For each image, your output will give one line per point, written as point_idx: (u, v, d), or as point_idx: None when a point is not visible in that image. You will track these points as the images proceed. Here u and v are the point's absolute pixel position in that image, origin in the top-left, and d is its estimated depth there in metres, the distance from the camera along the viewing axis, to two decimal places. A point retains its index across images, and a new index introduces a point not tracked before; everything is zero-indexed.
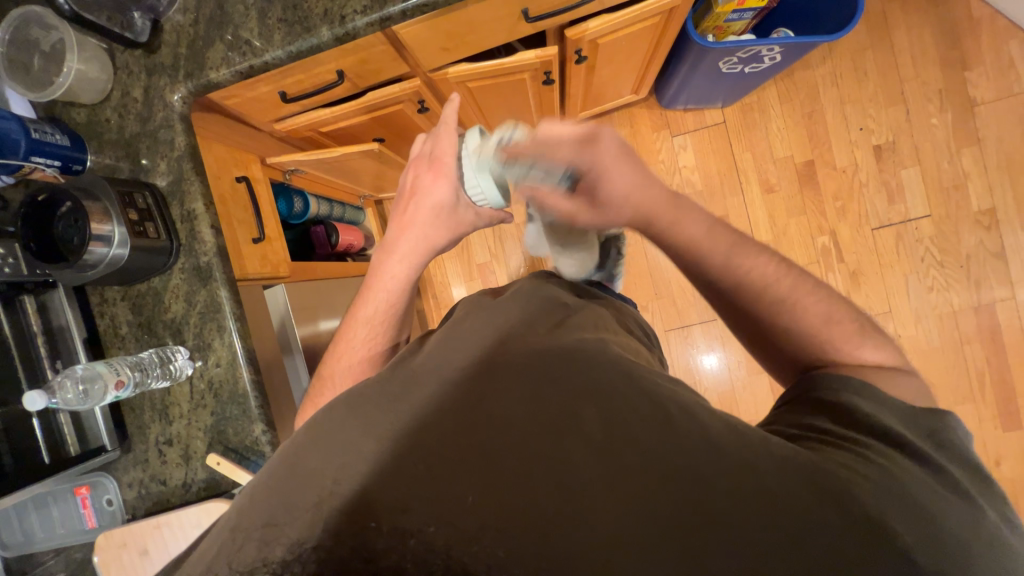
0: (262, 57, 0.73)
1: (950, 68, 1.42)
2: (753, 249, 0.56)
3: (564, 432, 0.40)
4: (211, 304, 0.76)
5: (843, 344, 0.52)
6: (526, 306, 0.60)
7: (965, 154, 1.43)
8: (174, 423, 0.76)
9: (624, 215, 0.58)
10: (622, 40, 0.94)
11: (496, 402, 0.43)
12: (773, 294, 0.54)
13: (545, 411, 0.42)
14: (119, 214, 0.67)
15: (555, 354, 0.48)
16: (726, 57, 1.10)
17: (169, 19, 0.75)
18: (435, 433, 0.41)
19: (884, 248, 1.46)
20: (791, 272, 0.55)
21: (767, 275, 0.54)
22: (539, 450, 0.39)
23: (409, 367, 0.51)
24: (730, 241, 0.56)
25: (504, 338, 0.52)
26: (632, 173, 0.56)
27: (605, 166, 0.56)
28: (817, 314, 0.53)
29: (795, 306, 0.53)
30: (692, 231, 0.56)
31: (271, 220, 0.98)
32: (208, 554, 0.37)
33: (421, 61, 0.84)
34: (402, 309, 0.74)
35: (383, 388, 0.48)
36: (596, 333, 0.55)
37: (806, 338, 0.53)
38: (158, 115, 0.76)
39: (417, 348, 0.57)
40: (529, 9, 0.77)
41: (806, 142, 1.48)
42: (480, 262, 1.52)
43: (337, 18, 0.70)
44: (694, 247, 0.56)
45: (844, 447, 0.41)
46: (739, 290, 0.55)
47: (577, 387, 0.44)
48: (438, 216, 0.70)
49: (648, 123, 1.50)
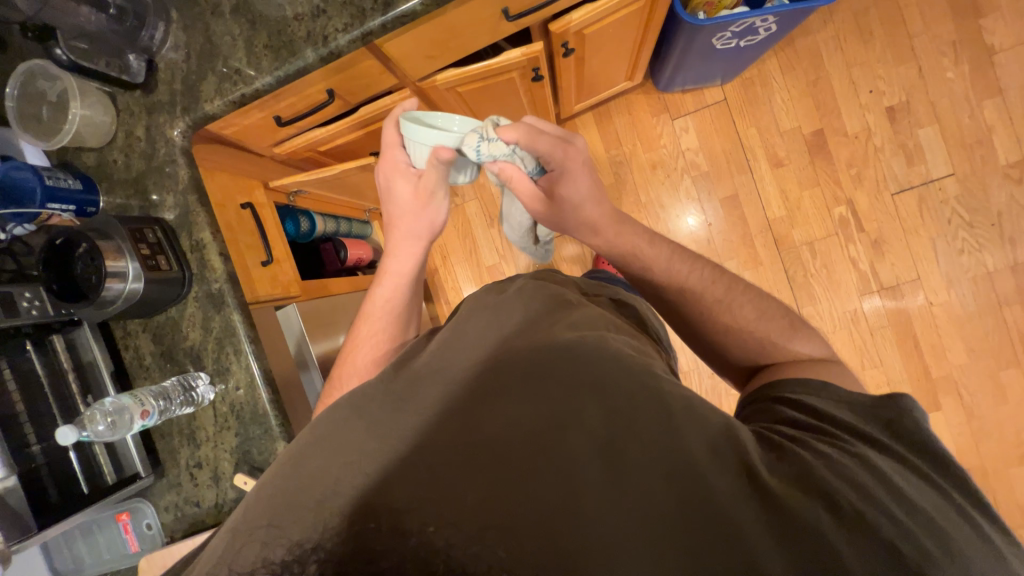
0: (253, 85, 0.74)
1: (962, 18, 1.35)
2: (688, 258, 0.68)
3: (567, 427, 0.40)
4: (226, 328, 0.78)
5: (778, 335, 0.59)
6: (522, 301, 0.60)
7: (987, 106, 1.36)
8: (202, 446, 0.79)
9: (568, 212, 0.71)
10: (607, 29, 0.93)
11: (499, 402, 0.43)
12: (709, 298, 0.64)
13: (547, 407, 0.42)
14: (131, 250, 0.70)
15: (554, 346, 0.48)
16: (719, 33, 1.07)
17: (163, 57, 0.77)
18: (438, 436, 0.41)
19: (908, 213, 1.40)
20: (720, 278, 0.65)
21: (705, 278, 0.66)
22: (541, 445, 0.39)
23: (408, 369, 0.51)
24: (661, 257, 0.68)
25: (505, 338, 0.52)
26: (589, 181, 0.69)
27: (567, 173, 0.68)
28: (751, 311, 0.62)
29: (729, 309, 0.62)
30: (634, 239, 0.71)
31: (278, 242, 0.99)
32: (213, 556, 0.38)
33: (407, 72, 0.85)
34: (412, 298, 0.78)
35: (386, 390, 0.48)
36: (599, 330, 0.55)
37: (749, 339, 0.60)
38: (161, 151, 0.78)
39: (418, 348, 0.58)
40: (510, 7, 0.77)
41: (813, 111, 1.42)
42: (489, 264, 1.53)
43: (321, 38, 0.72)
44: (636, 255, 0.69)
45: (813, 438, 0.42)
46: (679, 301, 0.65)
47: (583, 383, 0.43)
48: (406, 206, 0.73)
49: (646, 108, 1.47)
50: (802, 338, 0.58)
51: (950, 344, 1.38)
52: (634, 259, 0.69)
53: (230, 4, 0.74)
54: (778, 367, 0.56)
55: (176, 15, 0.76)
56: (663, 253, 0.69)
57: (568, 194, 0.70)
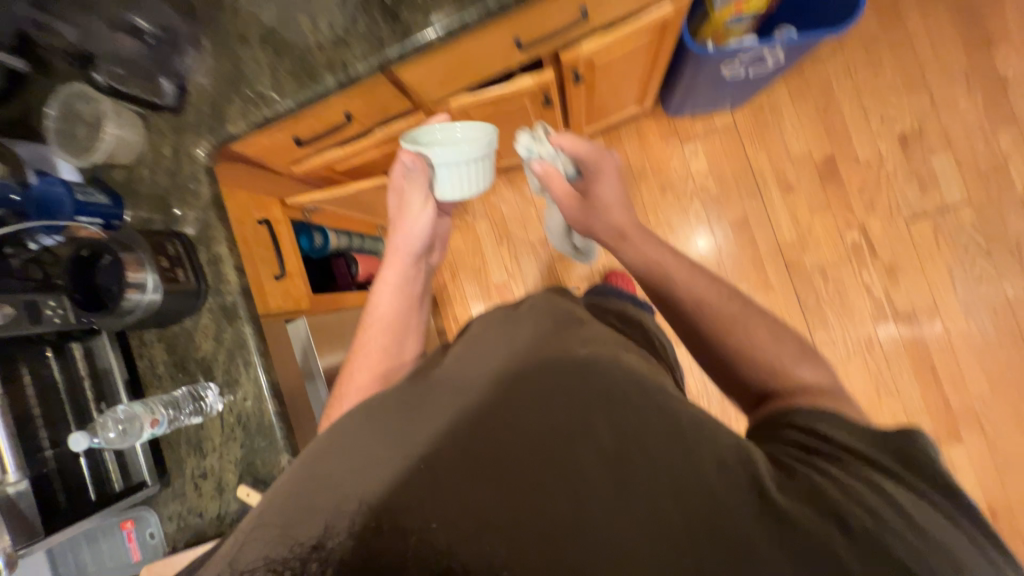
0: (275, 108, 0.78)
1: (973, 49, 1.36)
2: (707, 276, 0.68)
3: (575, 438, 0.41)
4: (237, 340, 0.80)
5: (793, 359, 0.58)
6: (537, 314, 0.58)
7: (1002, 135, 1.35)
8: (208, 456, 0.80)
9: (595, 212, 0.81)
10: (616, 59, 0.95)
11: (513, 413, 0.43)
12: (727, 316, 0.63)
13: (560, 419, 0.42)
14: (151, 262, 0.72)
15: (566, 360, 0.47)
16: (727, 62, 1.10)
17: (193, 81, 0.81)
18: (451, 446, 0.41)
19: (923, 240, 1.38)
20: (737, 296, 0.65)
21: (721, 295, 0.65)
22: (551, 459, 0.40)
23: (422, 379, 0.50)
24: (682, 270, 0.69)
25: (530, 346, 0.50)
26: (618, 188, 0.82)
27: (601, 174, 0.81)
28: (766, 333, 0.61)
29: (745, 329, 0.61)
30: (657, 252, 0.72)
31: (292, 257, 1.02)
32: (226, 551, 0.39)
33: (423, 97, 0.88)
34: (411, 316, 0.81)
35: (403, 393, 0.48)
36: (611, 349, 0.53)
37: (760, 362, 0.59)
38: (186, 168, 0.82)
39: (432, 361, 0.56)
40: (521, 37, 0.80)
41: (823, 137, 1.43)
42: (498, 282, 1.55)
43: (340, 65, 0.75)
44: (654, 265, 0.70)
45: (830, 462, 0.41)
46: (694, 315, 0.64)
47: (602, 398, 0.43)
48: (402, 226, 0.81)
49: (656, 133, 1.49)
50: (811, 365, 0.58)
51: (971, 373, 1.34)
52: (652, 268, 0.70)
53: (257, 35, 0.78)
54: (790, 394, 0.54)
55: (206, 40, 0.79)
56: (682, 268, 0.69)
57: (597, 196, 0.81)
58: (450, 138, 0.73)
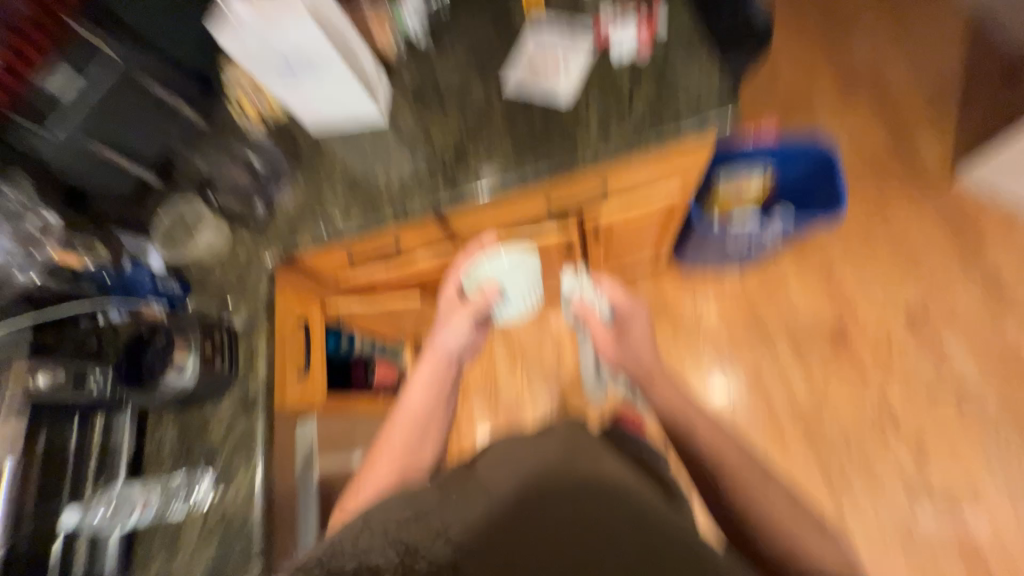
0: (340, 231, 0.94)
1: (963, 246, 1.49)
2: (729, 440, 0.78)
3: (582, 544, 0.55)
4: (247, 433, 0.82)
5: (806, 535, 0.69)
6: (557, 439, 0.74)
7: (1008, 324, 1.42)
8: (178, 556, 0.77)
9: (626, 350, 0.92)
10: (632, 224, 1.10)
11: (538, 514, 0.58)
12: (753, 482, 0.74)
13: (572, 522, 0.57)
14: (197, 345, 0.80)
15: (573, 483, 0.62)
16: (732, 234, 1.25)
17: (280, 203, 0.98)
18: (487, 532, 0.56)
19: (948, 419, 1.37)
20: (759, 469, 0.76)
21: (745, 460, 0.76)
22: (557, 549, 0.55)
23: (470, 479, 0.65)
24: (706, 424, 0.80)
25: (551, 469, 0.64)
26: (647, 335, 0.93)
27: (633, 317, 0.94)
28: (784, 504, 0.72)
29: (765, 499, 0.72)
30: (680, 399, 0.84)
31: (318, 359, 1.06)
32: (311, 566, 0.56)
33: (462, 234, 1.02)
34: (438, 413, 0.88)
35: (449, 488, 0.63)
36: (622, 479, 0.66)
37: (777, 534, 0.69)
38: (252, 270, 0.95)
39: (471, 466, 0.69)
40: (551, 199, 0.96)
41: (830, 305, 1.50)
42: (507, 404, 1.55)
43: (400, 207, 0.92)
44: (680, 413, 0.82)
45: None
46: (716, 462, 0.76)
47: (599, 523, 0.58)
48: (450, 330, 0.92)
49: (672, 285, 1.58)
50: None
51: None
52: (677, 413, 0.82)
53: (340, 178, 0.97)
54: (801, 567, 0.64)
55: (300, 180, 0.99)
56: (708, 423, 0.81)
57: (627, 335, 0.93)
58: (495, 264, 0.88)
